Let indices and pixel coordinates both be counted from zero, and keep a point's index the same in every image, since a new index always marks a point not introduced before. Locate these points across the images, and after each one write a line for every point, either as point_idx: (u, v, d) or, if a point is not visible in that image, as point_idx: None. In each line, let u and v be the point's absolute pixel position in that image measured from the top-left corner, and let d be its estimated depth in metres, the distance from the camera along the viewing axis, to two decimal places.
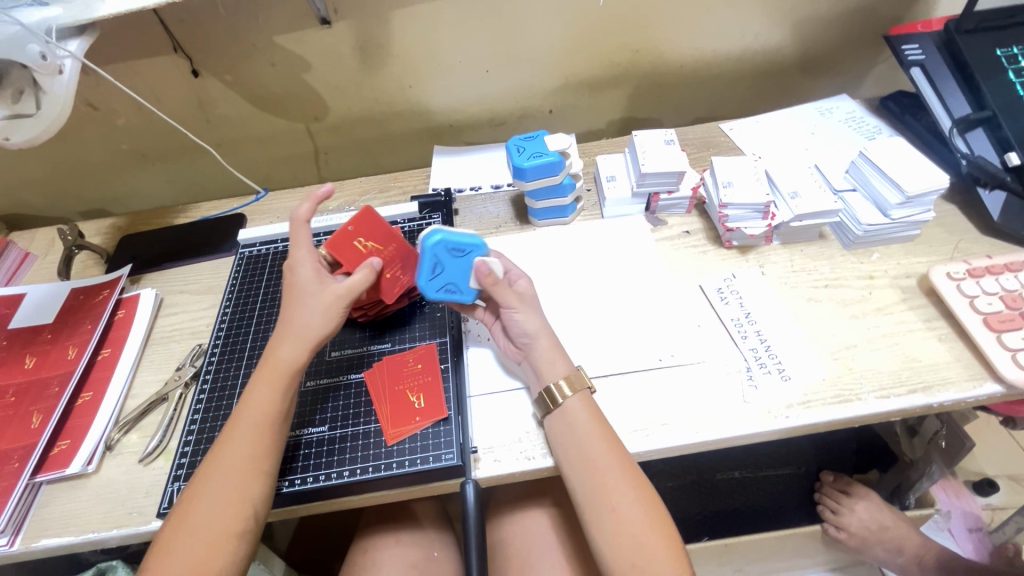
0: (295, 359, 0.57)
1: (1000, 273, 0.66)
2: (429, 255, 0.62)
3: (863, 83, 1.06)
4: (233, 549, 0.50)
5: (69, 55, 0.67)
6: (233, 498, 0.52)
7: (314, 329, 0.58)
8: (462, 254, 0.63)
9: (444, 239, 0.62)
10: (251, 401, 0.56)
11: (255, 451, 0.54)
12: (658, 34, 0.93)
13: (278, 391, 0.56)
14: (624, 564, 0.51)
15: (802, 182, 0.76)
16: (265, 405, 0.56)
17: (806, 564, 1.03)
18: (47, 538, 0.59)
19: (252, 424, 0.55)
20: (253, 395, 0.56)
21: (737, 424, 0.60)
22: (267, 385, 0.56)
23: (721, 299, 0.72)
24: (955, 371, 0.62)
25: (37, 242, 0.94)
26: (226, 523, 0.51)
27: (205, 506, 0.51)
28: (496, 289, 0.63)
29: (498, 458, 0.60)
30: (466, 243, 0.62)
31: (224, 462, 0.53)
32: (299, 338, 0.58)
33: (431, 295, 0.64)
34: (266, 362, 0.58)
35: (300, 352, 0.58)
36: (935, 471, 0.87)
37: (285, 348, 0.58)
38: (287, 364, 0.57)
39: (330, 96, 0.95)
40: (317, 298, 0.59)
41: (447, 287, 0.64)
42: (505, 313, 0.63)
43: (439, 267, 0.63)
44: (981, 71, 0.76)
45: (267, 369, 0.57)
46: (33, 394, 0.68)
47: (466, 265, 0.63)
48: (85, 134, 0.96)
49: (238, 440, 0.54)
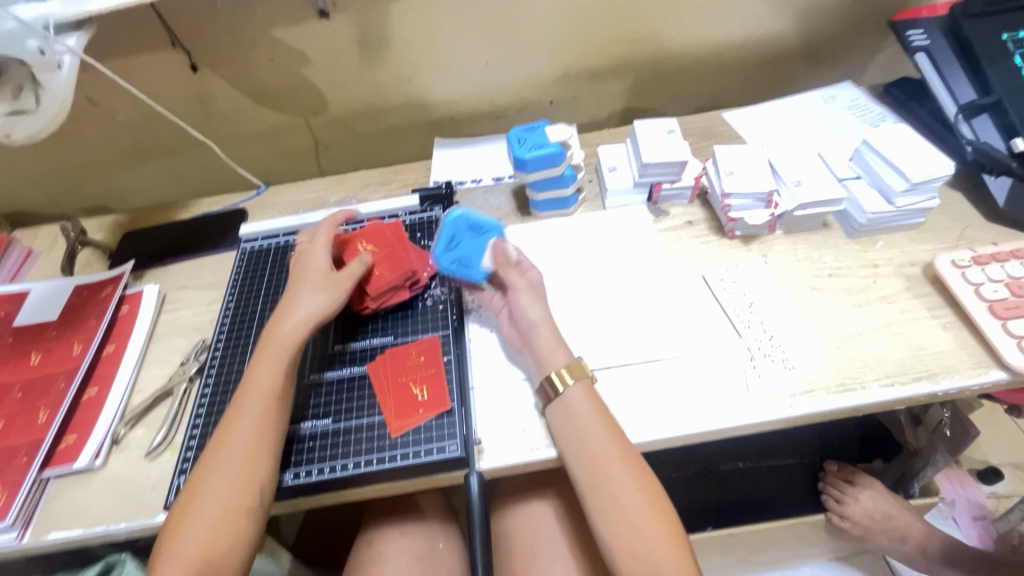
0: (297, 332, 0.61)
1: (1006, 260, 0.66)
2: (450, 228, 0.70)
3: (866, 69, 1.05)
4: (246, 523, 0.51)
5: (67, 51, 0.67)
6: (244, 472, 0.53)
7: (315, 309, 0.62)
8: (479, 232, 0.70)
9: (465, 215, 0.70)
10: (256, 377, 0.58)
11: (262, 426, 0.55)
12: (658, 23, 0.92)
13: (280, 364, 0.59)
14: (626, 552, 0.52)
15: (805, 171, 0.76)
16: (268, 380, 0.57)
17: (810, 553, 1.03)
18: (56, 532, 0.59)
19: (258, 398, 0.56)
20: (256, 372, 0.58)
21: (740, 413, 0.60)
22: (270, 358, 0.59)
23: (724, 288, 0.71)
24: (960, 359, 0.62)
25: (39, 240, 0.94)
26: (239, 496, 0.52)
27: (216, 482, 0.52)
28: (506, 268, 0.67)
29: (500, 449, 0.60)
30: (484, 223, 0.71)
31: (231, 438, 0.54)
32: (301, 318, 0.62)
33: (443, 265, 0.69)
34: (268, 340, 0.61)
35: (300, 328, 0.61)
36: (939, 461, 0.88)
37: (286, 325, 0.61)
38: (288, 339, 0.60)
39: (329, 89, 0.95)
40: (323, 284, 0.64)
41: (459, 262, 0.69)
42: (510, 295, 0.66)
43: (456, 241, 0.70)
44: (986, 55, 0.75)
45: (269, 345, 0.60)
46: (39, 390, 0.69)
47: (481, 243, 0.70)
48: (85, 131, 0.96)
49: (244, 417, 0.55)
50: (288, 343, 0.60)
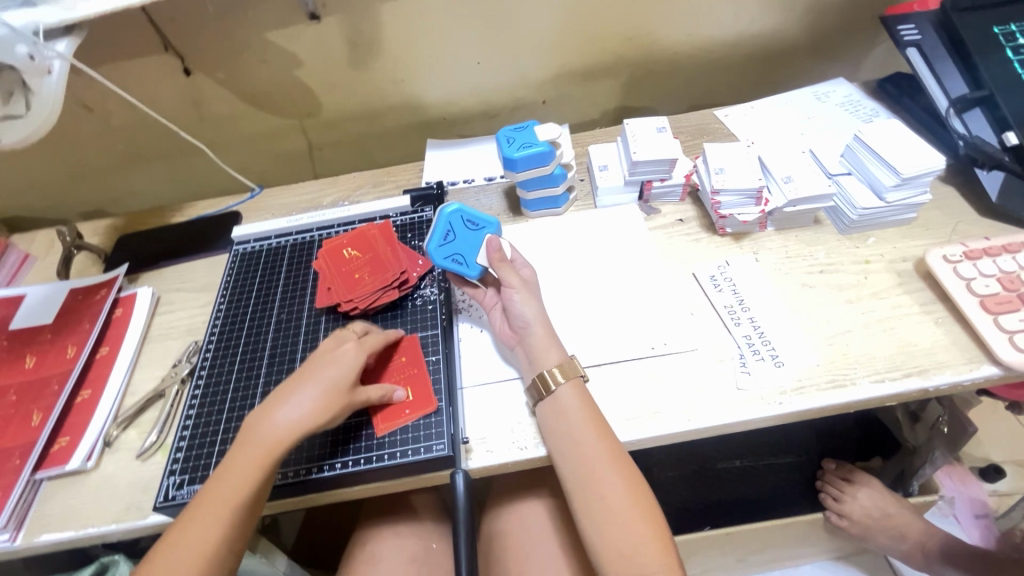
0: (277, 438, 0.54)
1: (999, 255, 0.65)
2: (444, 222, 0.68)
3: (861, 65, 1.04)
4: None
5: (57, 56, 0.68)
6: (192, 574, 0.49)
7: (303, 424, 0.55)
8: (476, 228, 0.69)
9: (461, 209, 0.69)
10: (228, 474, 0.53)
11: (217, 534, 0.51)
12: (649, 21, 0.92)
13: (255, 473, 0.53)
14: (613, 553, 0.51)
15: (796, 167, 0.75)
16: (239, 483, 0.53)
17: (810, 553, 1.03)
18: (48, 533, 0.60)
19: (220, 503, 0.52)
20: (229, 473, 0.53)
21: (728, 412, 0.60)
22: (248, 461, 0.54)
23: (715, 286, 0.71)
24: (952, 355, 0.61)
25: (36, 244, 0.95)
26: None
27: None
28: (500, 266, 0.66)
29: (489, 448, 0.60)
30: (481, 218, 0.69)
31: (188, 536, 0.51)
32: (293, 427, 0.55)
33: (438, 261, 0.67)
34: (251, 434, 0.55)
35: (286, 434, 0.55)
36: (938, 457, 0.87)
37: (276, 424, 0.55)
38: (273, 442, 0.54)
39: (322, 91, 0.95)
40: (324, 388, 0.57)
41: (454, 258, 0.67)
42: (505, 293, 0.65)
43: (451, 235, 0.68)
44: (978, 49, 0.74)
45: (251, 444, 0.54)
46: (32, 393, 0.69)
47: (477, 239, 0.68)
48: (81, 135, 0.96)
49: (206, 514, 0.52)
50: (268, 447, 0.54)
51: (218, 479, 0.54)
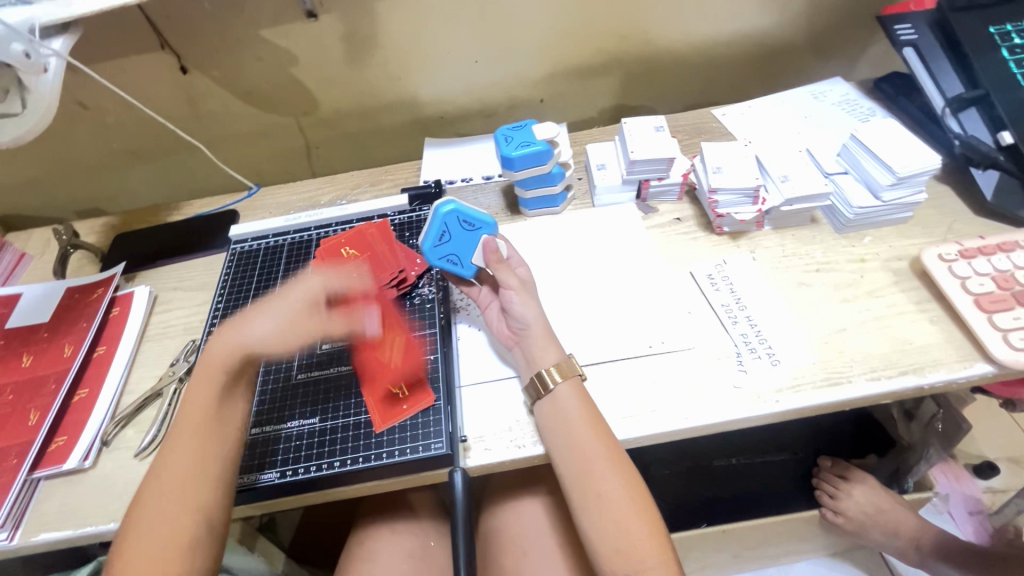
0: (235, 359, 0.54)
1: (993, 253, 0.65)
2: (440, 222, 0.65)
3: (856, 64, 1.05)
4: (192, 556, 0.47)
5: (53, 54, 0.67)
6: (185, 505, 0.48)
7: (263, 346, 0.55)
8: (473, 228, 0.66)
9: (456, 209, 0.65)
10: (187, 406, 0.52)
11: (193, 460, 0.50)
12: (645, 19, 0.93)
13: (213, 394, 0.53)
14: (608, 548, 0.52)
15: (792, 166, 0.76)
16: (197, 408, 0.52)
17: (805, 549, 1.03)
18: (46, 532, 0.60)
19: (195, 434, 0.51)
20: (192, 400, 0.52)
21: (725, 409, 0.60)
22: (201, 388, 0.53)
23: (712, 285, 0.71)
24: (946, 353, 0.62)
25: (32, 243, 0.94)
26: (179, 534, 0.47)
27: (153, 522, 0.47)
28: (499, 267, 0.65)
29: (487, 446, 0.60)
30: (479, 218, 0.66)
31: (169, 469, 0.49)
32: (251, 350, 0.54)
33: (434, 262, 0.66)
34: (201, 364, 0.54)
35: (237, 354, 0.54)
36: (932, 454, 0.89)
37: (221, 348, 0.54)
38: (221, 364, 0.54)
39: (319, 89, 0.95)
40: (282, 313, 0.56)
41: (449, 258, 0.66)
42: (503, 294, 0.64)
43: (447, 235, 0.66)
44: (974, 48, 0.75)
45: (202, 373, 0.54)
46: (29, 392, 0.69)
47: (474, 240, 0.66)
48: (76, 133, 0.96)
49: (177, 451, 0.50)
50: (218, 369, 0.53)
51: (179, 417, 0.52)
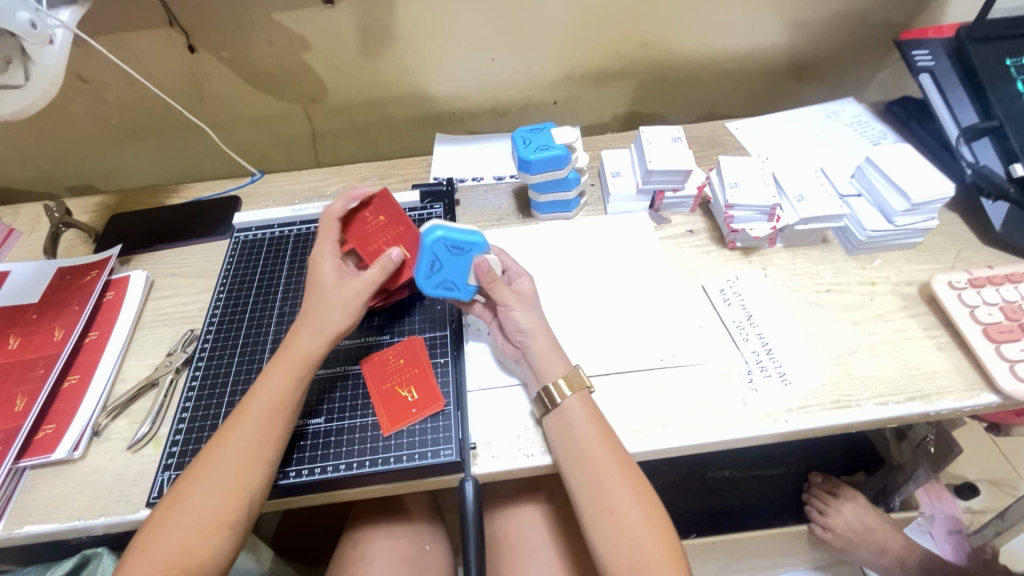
0: (314, 350, 0.58)
1: (1001, 284, 0.67)
2: (428, 252, 0.60)
3: (867, 86, 1.06)
4: (223, 539, 0.49)
5: (60, 24, 0.65)
6: (234, 488, 0.51)
7: (334, 323, 0.58)
8: (461, 252, 0.61)
9: (444, 236, 0.60)
10: (263, 388, 0.56)
11: (264, 437, 0.53)
12: (664, 29, 0.92)
13: (294, 381, 0.56)
14: (622, 567, 0.51)
15: (808, 185, 0.76)
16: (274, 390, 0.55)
17: (791, 562, 1.04)
18: (30, 525, 0.57)
19: (263, 414, 0.54)
20: (271, 378, 0.56)
21: (738, 427, 0.60)
22: (280, 374, 0.56)
23: (724, 300, 0.71)
24: (953, 381, 0.62)
25: (21, 218, 0.91)
26: (224, 509, 0.50)
27: (203, 491, 0.50)
28: (493, 288, 0.62)
29: (495, 454, 0.59)
30: (466, 240, 0.60)
31: (233, 439, 0.53)
32: (320, 330, 0.58)
33: (428, 291, 0.63)
34: (287, 349, 0.58)
35: (319, 343, 0.58)
36: (921, 475, 0.87)
37: (305, 338, 0.58)
38: (304, 355, 0.57)
39: (330, 77, 0.93)
40: (338, 293, 0.59)
41: (445, 285, 0.63)
42: (500, 311, 0.62)
43: (437, 264, 0.61)
44: (990, 79, 0.76)
45: (284, 358, 0.57)
46: (16, 375, 0.66)
47: (464, 264, 0.61)
48: (73, 106, 0.92)
49: (242, 427, 0.54)
50: (297, 360, 0.57)
51: (251, 393, 0.56)
